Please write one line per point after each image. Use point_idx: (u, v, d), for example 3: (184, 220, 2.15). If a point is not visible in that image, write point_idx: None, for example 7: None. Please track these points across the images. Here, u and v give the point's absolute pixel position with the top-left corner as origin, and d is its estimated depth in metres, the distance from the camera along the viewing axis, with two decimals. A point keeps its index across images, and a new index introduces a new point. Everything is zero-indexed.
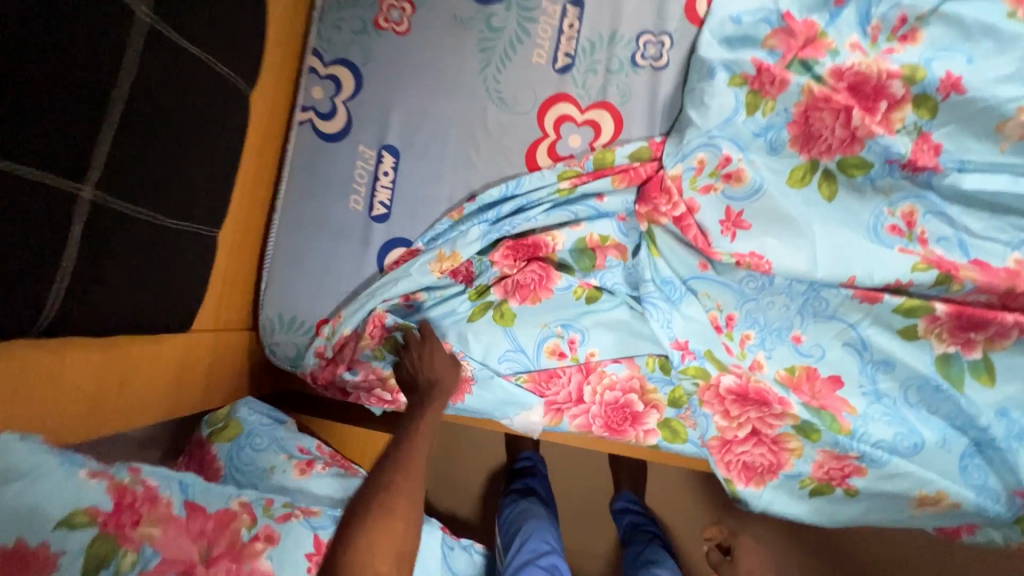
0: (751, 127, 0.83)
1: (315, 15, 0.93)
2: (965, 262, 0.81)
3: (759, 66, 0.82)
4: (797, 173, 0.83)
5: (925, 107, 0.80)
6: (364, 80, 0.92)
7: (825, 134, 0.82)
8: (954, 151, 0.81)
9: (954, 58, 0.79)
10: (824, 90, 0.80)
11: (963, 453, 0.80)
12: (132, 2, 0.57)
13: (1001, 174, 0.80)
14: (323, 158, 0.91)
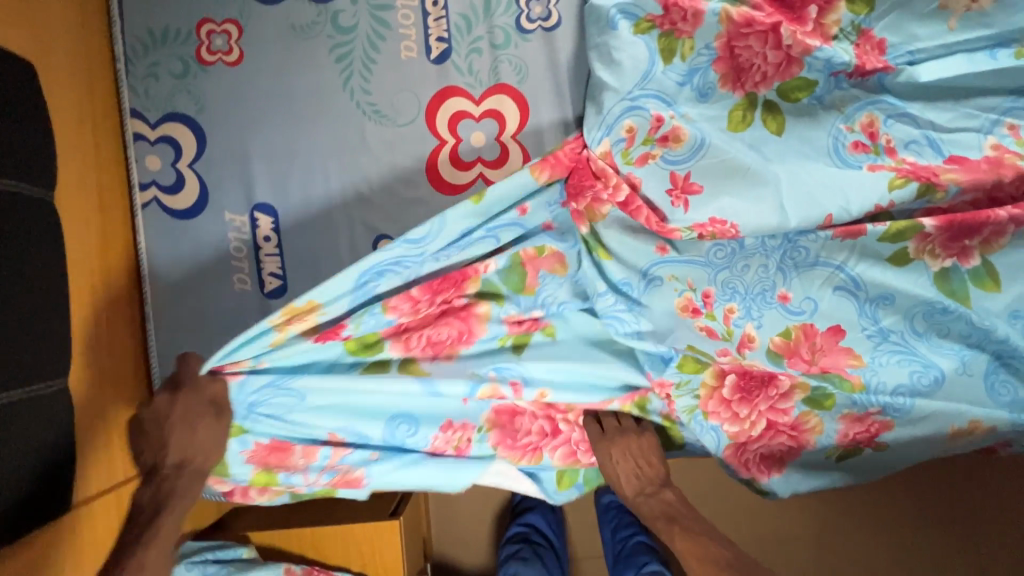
0: (674, 78, 0.70)
1: (121, 67, 0.74)
2: (941, 163, 0.71)
3: (665, 3, 0.69)
4: (736, 115, 0.70)
5: (860, 0, 0.70)
6: (206, 131, 0.74)
7: (756, 63, 0.69)
8: (899, 43, 0.71)
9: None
10: (744, 12, 0.68)
11: (985, 372, 0.72)
12: None
13: (955, 56, 0.70)
14: (185, 241, 0.74)
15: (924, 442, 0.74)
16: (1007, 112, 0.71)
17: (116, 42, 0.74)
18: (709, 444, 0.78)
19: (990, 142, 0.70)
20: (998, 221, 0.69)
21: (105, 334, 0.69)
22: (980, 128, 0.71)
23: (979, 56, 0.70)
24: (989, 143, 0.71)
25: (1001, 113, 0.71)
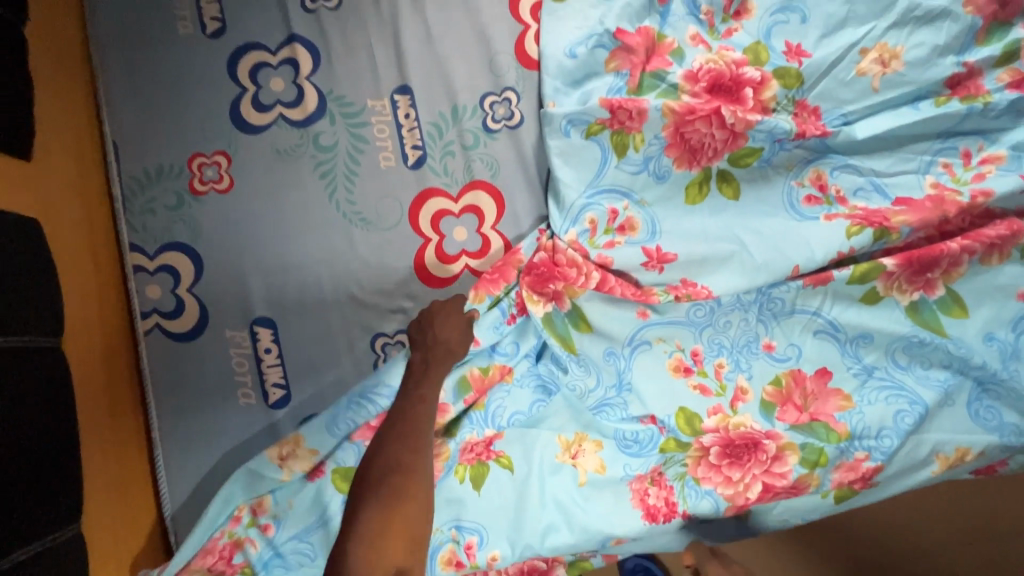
0: (629, 169, 0.77)
1: (119, 206, 0.79)
2: (889, 205, 0.77)
3: (611, 107, 0.76)
4: (692, 191, 0.77)
5: (789, 77, 0.78)
6: (202, 256, 0.78)
7: (706, 143, 0.76)
8: (832, 107, 0.79)
9: (789, 21, 0.79)
10: (686, 103, 0.76)
11: (968, 399, 0.75)
12: None
13: (882, 114, 0.78)
14: (187, 362, 0.76)
15: (916, 474, 0.74)
16: (937, 153, 0.78)
17: (111, 183, 0.79)
18: (706, 510, 0.73)
19: (929, 181, 0.77)
20: (951, 252, 0.74)
21: (116, 468, 0.70)
22: (916, 170, 0.78)
23: (903, 110, 0.78)
24: (928, 183, 0.77)
25: (933, 154, 0.78)
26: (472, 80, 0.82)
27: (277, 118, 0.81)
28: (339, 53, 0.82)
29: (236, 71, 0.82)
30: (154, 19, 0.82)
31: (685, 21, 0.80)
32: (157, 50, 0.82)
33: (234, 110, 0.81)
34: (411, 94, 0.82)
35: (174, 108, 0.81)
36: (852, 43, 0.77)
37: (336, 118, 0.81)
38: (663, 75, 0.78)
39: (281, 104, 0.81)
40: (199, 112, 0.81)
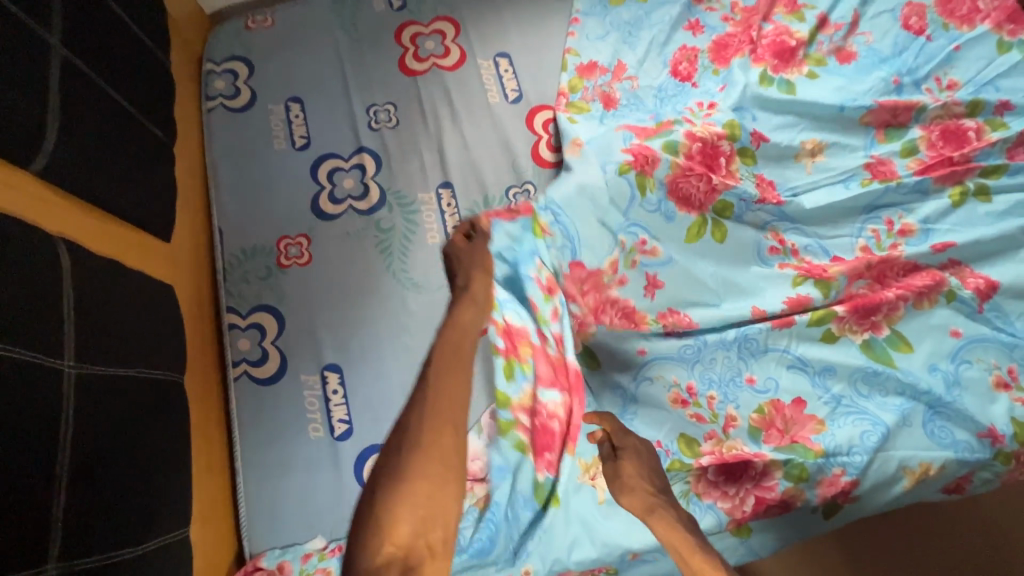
0: (650, 207, 0.96)
1: (221, 276, 0.98)
2: (828, 260, 0.98)
3: (635, 154, 0.96)
4: (692, 230, 0.96)
5: (747, 156, 1.02)
6: (285, 314, 0.97)
7: (693, 193, 0.97)
8: (783, 183, 1.02)
9: (748, 117, 1.03)
10: (686, 162, 0.97)
11: (923, 420, 0.89)
12: (58, 361, 0.58)
13: (821, 189, 1.01)
14: (268, 402, 0.92)
15: (890, 487, 0.88)
16: (866, 221, 0.99)
17: (215, 257, 1.00)
18: (711, 523, 0.86)
19: (859, 244, 0.98)
20: (890, 301, 0.92)
21: (203, 492, 0.83)
22: (850, 233, 0.99)
23: (838, 187, 1.00)
24: (857, 245, 0.98)
25: (862, 223, 0.99)
26: (499, 176, 1.06)
27: (347, 208, 1.03)
28: (397, 160, 1.07)
29: (316, 173, 1.05)
30: (256, 138, 1.08)
31: (673, 114, 1.04)
32: (257, 160, 1.07)
33: (314, 203, 1.03)
34: (452, 188, 1.05)
35: (266, 202, 1.04)
36: (791, 141, 1.02)
37: (393, 207, 1.03)
38: (667, 135, 0.99)
39: (351, 198, 1.04)
40: (286, 204, 1.04)
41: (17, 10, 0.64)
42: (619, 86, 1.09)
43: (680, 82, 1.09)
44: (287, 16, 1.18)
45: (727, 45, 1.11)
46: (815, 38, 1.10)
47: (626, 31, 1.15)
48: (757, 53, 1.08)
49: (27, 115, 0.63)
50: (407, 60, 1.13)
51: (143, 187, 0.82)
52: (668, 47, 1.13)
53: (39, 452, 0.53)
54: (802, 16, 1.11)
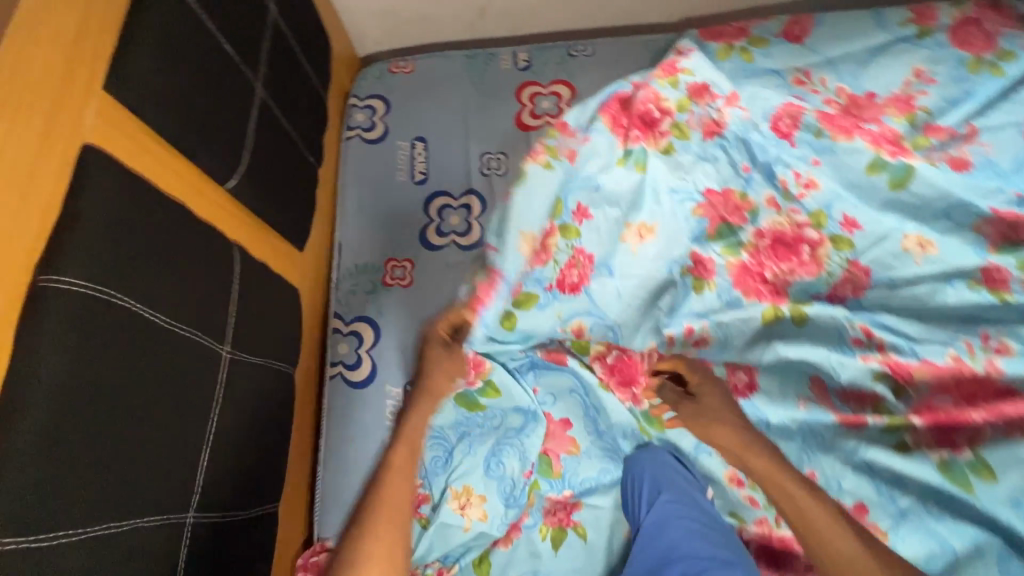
0: (708, 301, 0.98)
1: (334, 285, 1.13)
2: (916, 362, 0.94)
3: (696, 260, 0.99)
4: (769, 314, 0.95)
5: (842, 242, 0.98)
6: (382, 328, 1.09)
7: (759, 289, 0.98)
8: (880, 272, 0.98)
9: (847, 201, 0.99)
10: (754, 257, 0.99)
11: (999, 556, 0.84)
12: (220, 347, 0.72)
13: (923, 284, 0.97)
14: (355, 404, 1.04)
15: None
16: (958, 332, 0.96)
17: (331, 268, 1.15)
18: None
19: (951, 352, 0.94)
20: (974, 423, 0.89)
21: (289, 473, 0.95)
22: (943, 339, 0.96)
23: (942, 286, 0.97)
24: (950, 353, 0.94)
25: (956, 332, 0.96)
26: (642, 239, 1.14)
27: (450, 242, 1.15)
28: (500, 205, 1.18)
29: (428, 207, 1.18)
30: (383, 168, 1.24)
31: (763, 185, 1.03)
32: (380, 188, 1.22)
33: (422, 234, 1.16)
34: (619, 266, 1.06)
35: (383, 226, 1.18)
36: (895, 228, 0.98)
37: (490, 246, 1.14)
38: (737, 230, 1.01)
39: (455, 233, 1.16)
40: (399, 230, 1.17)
41: (239, 61, 0.80)
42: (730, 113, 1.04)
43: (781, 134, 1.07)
44: (425, 65, 1.34)
45: (838, 117, 1.08)
46: (925, 145, 1.11)
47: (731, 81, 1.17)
48: (874, 136, 1.04)
49: (231, 141, 0.78)
50: (522, 116, 1.25)
51: (293, 203, 0.96)
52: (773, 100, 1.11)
53: (199, 419, 0.67)
54: (914, 118, 1.13)
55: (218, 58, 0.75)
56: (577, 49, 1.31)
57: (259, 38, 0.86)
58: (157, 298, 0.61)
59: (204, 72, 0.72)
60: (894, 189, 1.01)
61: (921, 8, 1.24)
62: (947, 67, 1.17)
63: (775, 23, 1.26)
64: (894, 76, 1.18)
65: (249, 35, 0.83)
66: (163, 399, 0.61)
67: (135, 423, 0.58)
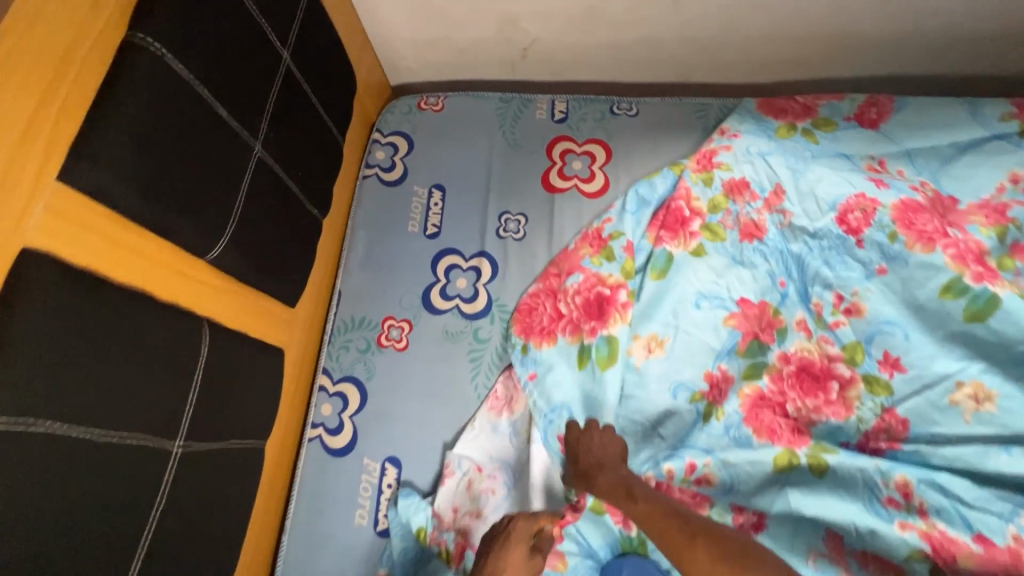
0: (713, 433, 0.92)
1: (326, 338, 1.07)
2: (966, 538, 0.78)
3: (712, 382, 0.93)
4: (782, 458, 0.87)
5: (878, 385, 0.89)
6: (369, 393, 1.03)
7: (778, 428, 0.90)
8: (920, 425, 0.86)
9: (893, 335, 0.90)
10: (777, 384, 0.92)
11: None
12: (169, 442, 0.66)
13: (972, 445, 0.83)
14: (330, 473, 0.98)
15: None
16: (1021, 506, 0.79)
17: (328, 318, 1.09)
18: None
19: (1011, 531, 0.77)
20: None
21: (249, 543, 0.91)
22: (1000, 514, 0.78)
23: (992, 448, 0.82)
24: (1010, 532, 0.77)
25: (1018, 504, 0.79)
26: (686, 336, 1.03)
27: (454, 307, 1.08)
28: (513, 274, 1.09)
29: (436, 264, 1.11)
30: (396, 214, 1.17)
31: (795, 305, 0.97)
32: (390, 236, 1.15)
33: (425, 293, 1.09)
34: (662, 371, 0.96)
35: (388, 279, 1.11)
36: (948, 374, 0.86)
37: (494, 319, 1.06)
38: (765, 349, 0.94)
39: (460, 298, 1.08)
40: (402, 285, 1.11)
41: (235, 124, 0.74)
42: (768, 218, 1.02)
43: (843, 234, 0.98)
44: (456, 103, 1.26)
45: (919, 217, 0.94)
46: (1010, 267, 0.91)
47: (794, 158, 1.05)
48: (960, 249, 0.89)
49: (216, 209, 0.72)
50: (550, 175, 1.16)
51: (287, 262, 0.91)
52: (844, 187, 0.99)
53: (131, 530, 0.61)
54: (1005, 232, 0.94)
55: (209, 125, 0.69)
56: (621, 107, 1.21)
57: (265, 93, 0.80)
58: (95, 405, 0.55)
59: (190, 142, 0.66)
60: (968, 320, 0.86)
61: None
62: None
63: (848, 103, 1.12)
64: (982, 181, 0.99)
65: (250, 92, 0.76)
66: (91, 516, 0.55)
67: (65, 558, 0.53)
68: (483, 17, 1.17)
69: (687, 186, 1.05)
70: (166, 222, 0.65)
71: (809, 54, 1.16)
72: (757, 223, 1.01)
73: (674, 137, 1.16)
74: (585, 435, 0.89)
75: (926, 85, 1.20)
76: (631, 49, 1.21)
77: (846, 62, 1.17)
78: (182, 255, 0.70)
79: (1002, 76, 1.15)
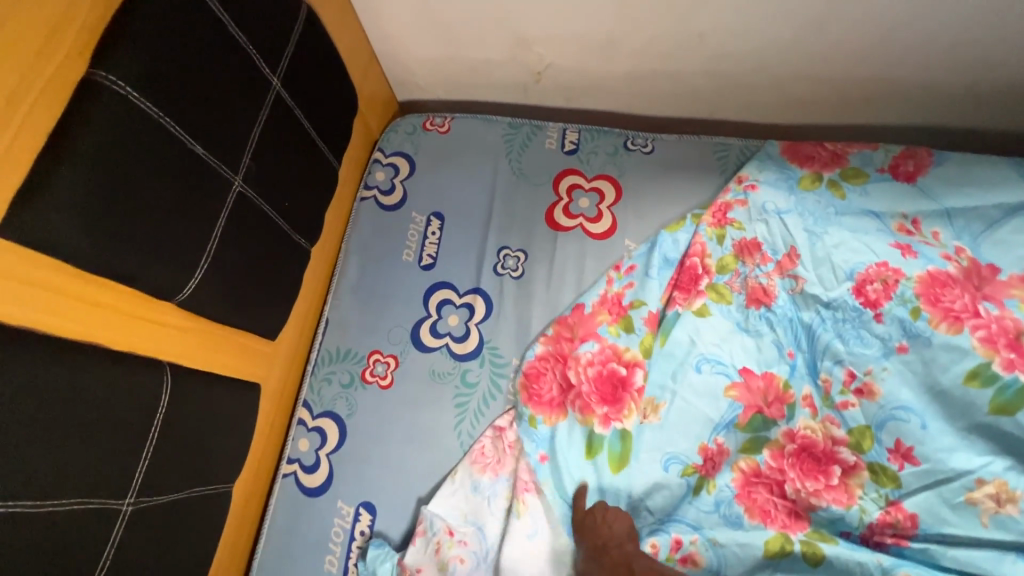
0: (703, 507, 0.87)
1: (309, 369, 1.03)
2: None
3: (706, 455, 0.88)
4: (774, 543, 0.82)
5: (885, 475, 0.83)
6: (349, 431, 0.99)
7: (773, 509, 0.85)
8: (931, 523, 0.79)
9: (908, 422, 0.83)
10: (775, 462, 0.87)
11: None
12: (118, 501, 0.63)
13: (985, 549, 0.76)
14: (302, 514, 0.95)
15: None
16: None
17: (312, 347, 1.05)
18: None
19: None
20: None
21: None
22: None
23: (1009, 555, 0.75)
24: None
25: None
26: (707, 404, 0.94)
27: (443, 346, 1.03)
28: (507, 315, 1.04)
29: (428, 298, 1.06)
30: (392, 241, 1.12)
31: (803, 379, 0.91)
32: (384, 264, 1.10)
33: (414, 329, 1.05)
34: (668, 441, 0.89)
35: (377, 310, 1.07)
36: (967, 471, 0.78)
37: (485, 362, 1.01)
38: (768, 424, 0.89)
39: (450, 337, 1.03)
40: (392, 318, 1.06)
41: (212, 161, 0.69)
42: (779, 283, 0.95)
43: (860, 306, 0.91)
44: (462, 125, 1.20)
45: (946, 291, 0.87)
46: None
47: (813, 218, 0.98)
48: (990, 332, 0.82)
49: (187, 252, 0.68)
50: (556, 212, 1.10)
51: (269, 298, 0.87)
52: (863, 255, 0.93)
53: None
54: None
55: (182, 167, 0.65)
56: (635, 142, 1.14)
57: (249, 125, 0.75)
58: (28, 475, 0.52)
59: (160, 187, 0.62)
60: (994, 413, 0.79)
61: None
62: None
63: (881, 152, 1.03)
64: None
65: (232, 126, 0.72)
66: None
67: None
68: (496, 38, 1.11)
69: (700, 243, 0.99)
70: (129, 271, 0.61)
71: (843, 96, 1.08)
72: (766, 288, 0.95)
73: (690, 179, 1.10)
74: (596, 510, 0.85)
75: (970, 135, 1.11)
76: (650, 80, 1.14)
77: (882, 107, 1.09)
78: (143, 300, 0.66)
79: None
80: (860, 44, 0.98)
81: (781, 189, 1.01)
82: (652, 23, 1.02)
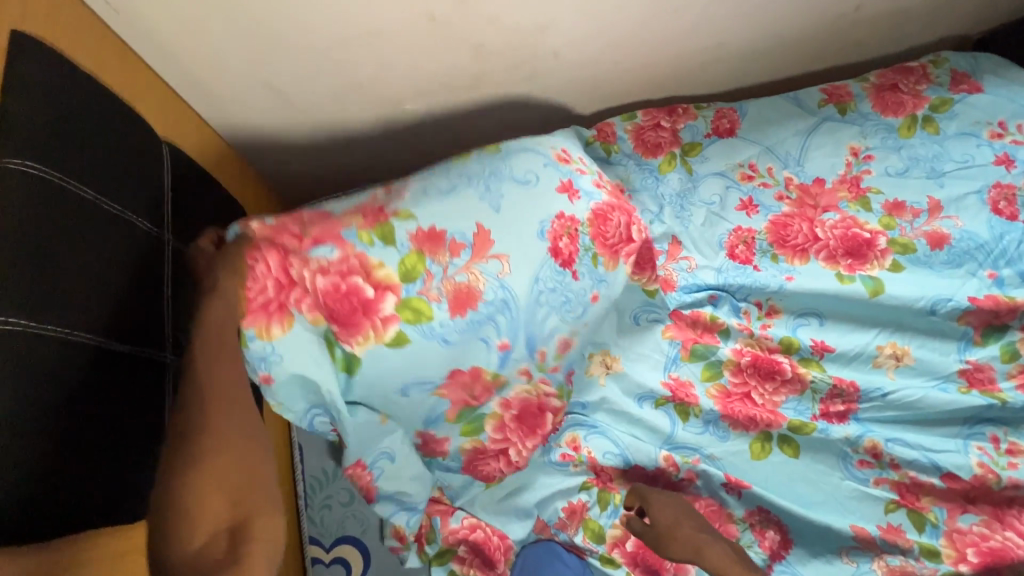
0: (694, 431, 0.99)
1: (303, 503, 0.98)
2: (938, 479, 0.95)
3: (672, 387, 1.01)
4: (756, 446, 0.98)
5: (812, 364, 1.02)
6: (370, 552, 0.95)
7: (750, 411, 1.00)
8: (868, 385, 1.00)
9: (810, 325, 1.04)
10: (737, 375, 1.02)
11: None
12: None
13: (915, 387, 1.00)
14: None
15: None
16: (969, 436, 0.98)
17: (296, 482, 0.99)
18: None
19: (975, 462, 0.96)
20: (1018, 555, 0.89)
21: None
22: (958, 449, 0.96)
23: (933, 389, 1.00)
24: (974, 463, 0.96)
25: (965, 437, 0.98)
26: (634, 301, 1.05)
27: None
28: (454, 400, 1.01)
29: None
30: None
31: (729, 315, 1.05)
32: None
33: None
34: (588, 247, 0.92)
35: None
36: (868, 344, 1.02)
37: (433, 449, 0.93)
38: (713, 349, 1.03)
39: None
40: None
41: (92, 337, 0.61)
42: (675, 268, 1.06)
43: (739, 266, 1.06)
44: None
45: (788, 231, 1.07)
46: (893, 224, 1.07)
47: (677, 205, 1.10)
48: (829, 249, 1.05)
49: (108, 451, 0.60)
50: None
51: None
52: (721, 226, 1.09)
53: None
54: (867, 202, 1.09)
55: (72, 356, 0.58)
56: None
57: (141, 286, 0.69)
58: None
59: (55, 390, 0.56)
60: (873, 296, 1.02)
61: (831, 87, 1.19)
62: (879, 137, 1.13)
63: (701, 120, 1.18)
64: (835, 158, 1.13)
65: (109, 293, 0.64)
66: None
67: None
68: (365, 108, 1.08)
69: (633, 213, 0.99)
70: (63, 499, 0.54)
71: (687, 69, 1.21)
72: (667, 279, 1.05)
73: None
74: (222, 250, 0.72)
75: (795, 75, 1.29)
76: (524, 103, 1.19)
77: (721, 70, 1.23)
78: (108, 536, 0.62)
79: (852, 46, 1.25)
80: (687, 20, 1.09)
81: (647, 190, 1.11)
82: (508, 52, 1.05)
